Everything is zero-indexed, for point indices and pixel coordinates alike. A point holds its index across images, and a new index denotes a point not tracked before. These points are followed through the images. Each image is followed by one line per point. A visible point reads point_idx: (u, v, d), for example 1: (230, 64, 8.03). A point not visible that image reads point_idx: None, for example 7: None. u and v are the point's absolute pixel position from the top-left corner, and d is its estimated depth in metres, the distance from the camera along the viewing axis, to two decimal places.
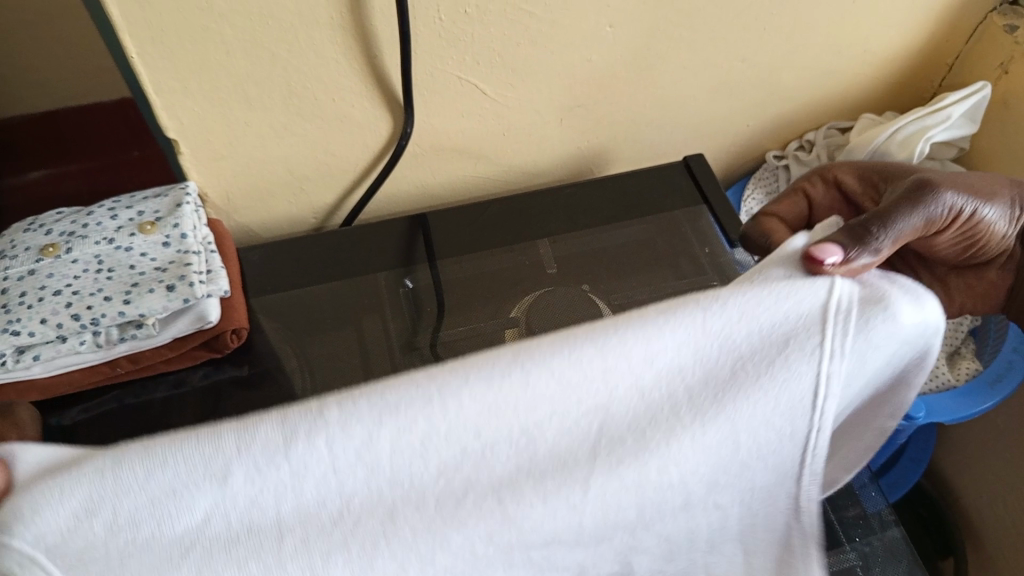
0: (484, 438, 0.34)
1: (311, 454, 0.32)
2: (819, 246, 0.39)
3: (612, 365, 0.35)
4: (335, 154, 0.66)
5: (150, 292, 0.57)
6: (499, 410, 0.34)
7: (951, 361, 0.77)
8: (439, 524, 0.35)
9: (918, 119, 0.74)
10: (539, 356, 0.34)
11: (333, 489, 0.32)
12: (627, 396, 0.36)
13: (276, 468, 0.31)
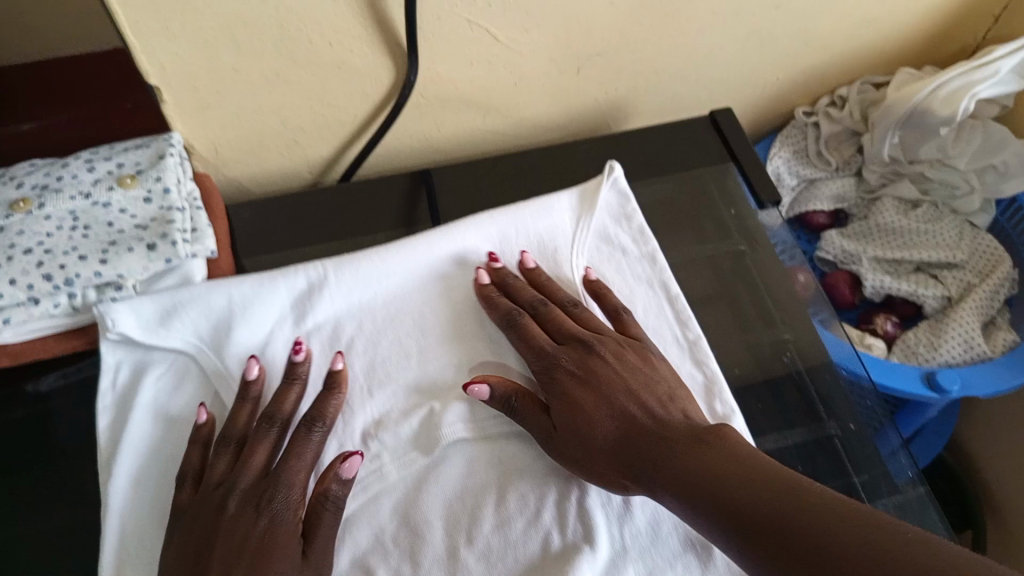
0: (404, 261, 0.57)
1: (324, 286, 0.55)
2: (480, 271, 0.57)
3: (467, 229, 0.59)
4: (331, 103, 0.61)
5: (129, 251, 0.52)
6: (411, 250, 0.57)
7: (986, 332, 0.73)
8: (390, 333, 0.55)
9: (964, 74, 0.68)
10: (443, 231, 0.59)
11: (334, 279, 0.56)
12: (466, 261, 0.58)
13: (300, 279, 0.56)
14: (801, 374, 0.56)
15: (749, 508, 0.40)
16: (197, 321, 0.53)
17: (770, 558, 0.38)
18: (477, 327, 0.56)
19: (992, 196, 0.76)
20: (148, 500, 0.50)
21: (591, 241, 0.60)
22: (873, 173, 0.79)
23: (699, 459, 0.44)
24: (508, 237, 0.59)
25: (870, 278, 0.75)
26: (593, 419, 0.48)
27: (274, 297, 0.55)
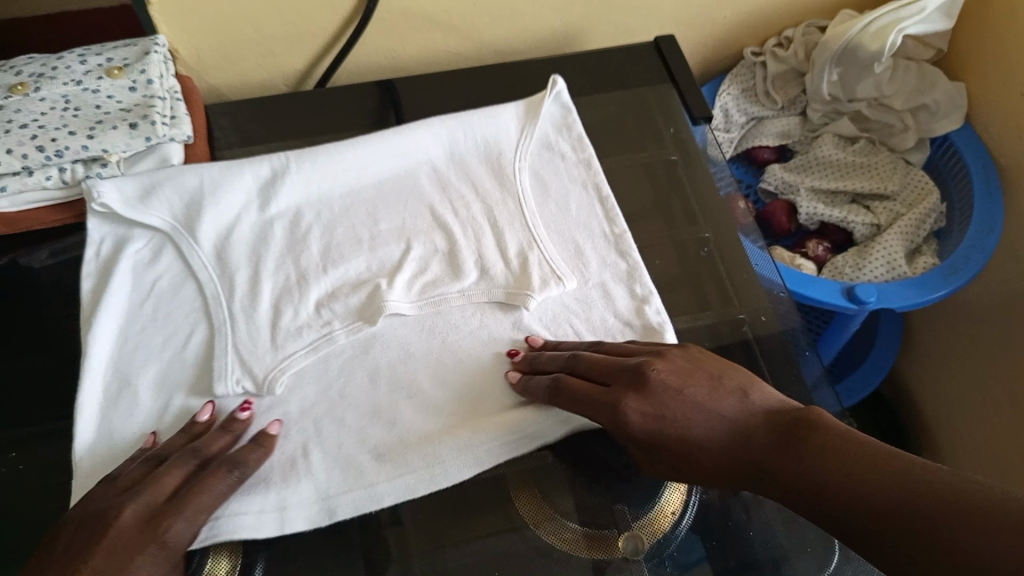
0: (361, 156, 0.62)
1: (285, 175, 0.61)
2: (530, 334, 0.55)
3: (419, 131, 0.64)
4: (303, 14, 0.66)
5: (113, 129, 0.58)
6: (367, 146, 0.62)
7: (911, 259, 0.78)
8: (345, 219, 0.61)
9: (893, 11, 0.73)
10: (398, 130, 0.64)
11: (297, 170, 0.61)
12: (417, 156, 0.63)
13: (265, 167, 0.61)
14: (717, 269, 0.62)
15: (862, 500, 0.37)
16: (173, 197, 0.59)
17: (883, 546, 0.36)
18: (423, 217, 0.62)
19: (925, 134, 0.81)
20: (117, 354, 0.54)
21: (535, 149, 0.65)
22: (817, 112, 0.84)
23: (809, 455, 0.40)
24: (457, 138, 0.64)
25: (805, 206, 0.80)
26: (695, 435, 0.43)
27: (242, 179, 0.60)
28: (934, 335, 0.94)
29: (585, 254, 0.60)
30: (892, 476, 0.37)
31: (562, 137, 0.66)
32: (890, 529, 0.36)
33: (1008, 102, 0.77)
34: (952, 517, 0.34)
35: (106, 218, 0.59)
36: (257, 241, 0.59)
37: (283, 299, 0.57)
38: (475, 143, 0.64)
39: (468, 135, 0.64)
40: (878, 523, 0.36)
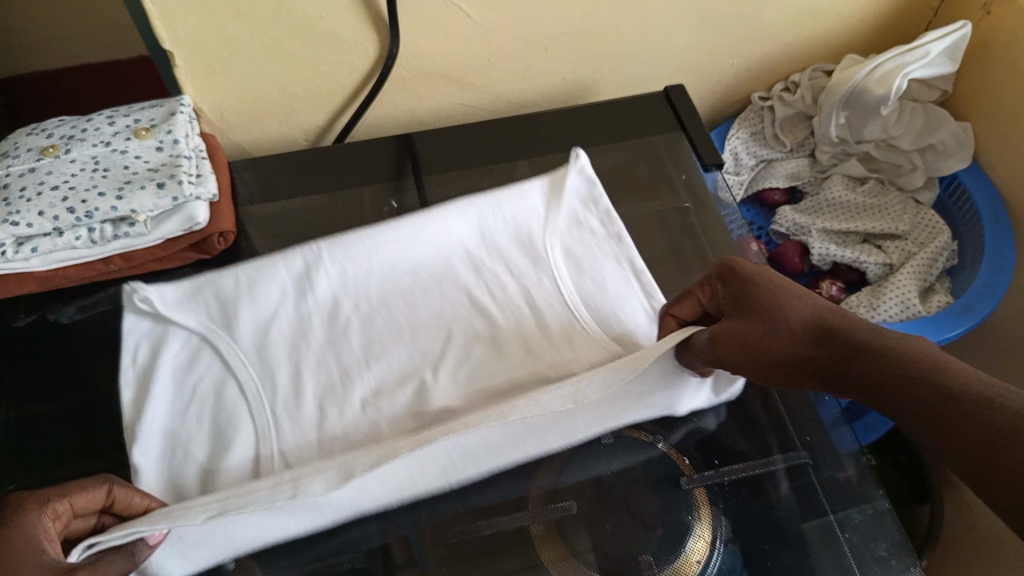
0: (396, 247, 0.63)
1: (319, 267, 0.62)
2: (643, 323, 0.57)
3: (451, 218, 0.65)
4: (324, 72, 0.69)
5: (142, 189, 0.59)
6: (402, 236, 0.64)
7: (925, 297, 0.79)
8: (384, 310, 0.62)
9: (896, 56, 0.75)
10: (431, 218, 0.64)
11: (334, 263, 0.62)
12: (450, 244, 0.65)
13: (300, 261, 0.62)
14: None
15: (904, 384, 0.42)
16: (214, 295, 0.61)
17: (921, 423, 0.41)
18: (462, 305, 0.62)
19: (934, 173, 0.83)
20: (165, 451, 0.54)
21: (564, 227, 0.66)
22: (826, 153, 0.86)
23: (884, 347, 0.44)
24: (487, 225, 0.65)
25: (817, 247, 0.81)
26: (790, 301, 0.48)
27: (276, 275, 0.62)
28: None
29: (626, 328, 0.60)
30: (965, 405, 0.40)
31: (589, 212, 0.66)
32: (957, 433, 0.39)
33: (1016, 142, 0.78)
34: (983, 440, 0.38)
35: (147, 317, 0.60)
36: (298, 338, 0.60)
37: (326, 395, 0.57)
38: (505, 229, 0.65)
39: (498, 221, 0.65)
40: (918, 417, 0.41)
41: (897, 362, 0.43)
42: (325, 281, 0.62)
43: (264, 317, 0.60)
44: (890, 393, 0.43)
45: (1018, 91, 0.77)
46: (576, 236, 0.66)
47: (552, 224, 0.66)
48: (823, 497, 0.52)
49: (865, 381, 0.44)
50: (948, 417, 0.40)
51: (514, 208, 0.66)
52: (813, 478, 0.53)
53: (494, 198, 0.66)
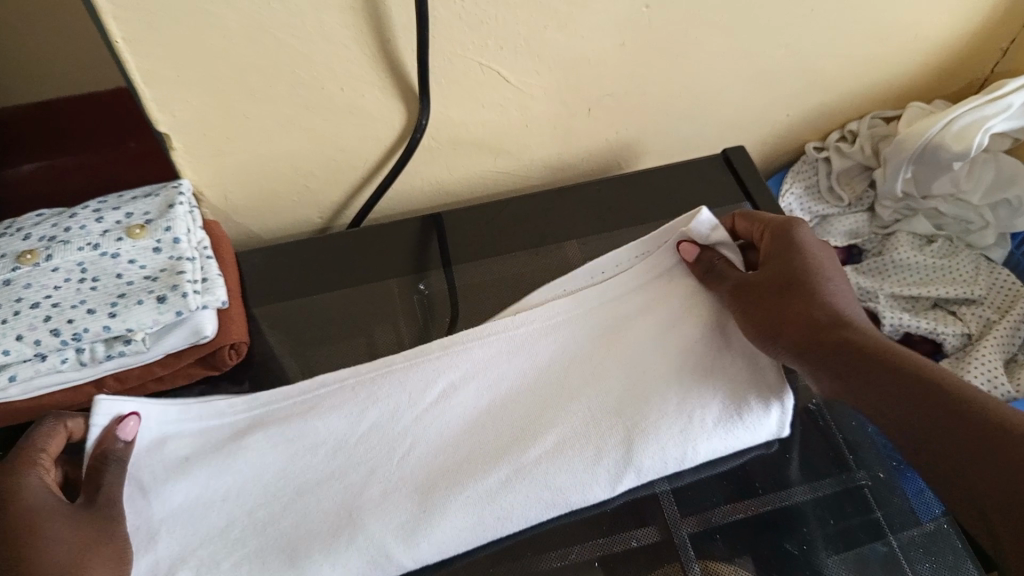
0: (490, 355, 0.55)
1: (394, 372, 0.54)
2: (684, 244, 0.59)
3: (550, 314, 0.57)
4: (344, 149, 0.60)
5: (139, 304, 0.51)
6: (495, 342, 0.56)
7: (1010, 370, 0.71)
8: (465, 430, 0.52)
9: (973, 109, 0.68)
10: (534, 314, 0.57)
11: (427, 365, 0.54)
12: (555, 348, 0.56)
13: (371, 373, 0.54)
14: (826, 423, 0.55)
15: (907, 404, 0.47)
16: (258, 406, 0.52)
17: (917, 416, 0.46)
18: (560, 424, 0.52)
19: (1007, 230, 0.76)
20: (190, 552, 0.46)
21: (665, 313, 0.57)
22: (887, 209, 0.79)
23: (887, 352, 0.49)
24: (590, 312, 0.58)
25: (888, 315, 0.73)
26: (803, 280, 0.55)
27: (352, 390, 0.53)
28: None
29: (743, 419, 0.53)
30: (900, 370, 0.48)
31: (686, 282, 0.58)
32: (926, 411, 0.46)
33: None
34: (982, 447, 0.43)
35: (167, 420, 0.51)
36: (356, 446, 0.50)
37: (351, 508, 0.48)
38: (601, 310, 0.58)
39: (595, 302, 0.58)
40: (912, 411, 0.46)
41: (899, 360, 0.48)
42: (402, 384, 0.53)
43: (320, 430, 0.51)
44: (920, 405, 0.46)
45: None
46: (677, 308, 0.58)
47: (643, 292, 0.59)
48: None
49: (883, 393, 0.48)
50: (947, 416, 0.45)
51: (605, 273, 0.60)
52: None
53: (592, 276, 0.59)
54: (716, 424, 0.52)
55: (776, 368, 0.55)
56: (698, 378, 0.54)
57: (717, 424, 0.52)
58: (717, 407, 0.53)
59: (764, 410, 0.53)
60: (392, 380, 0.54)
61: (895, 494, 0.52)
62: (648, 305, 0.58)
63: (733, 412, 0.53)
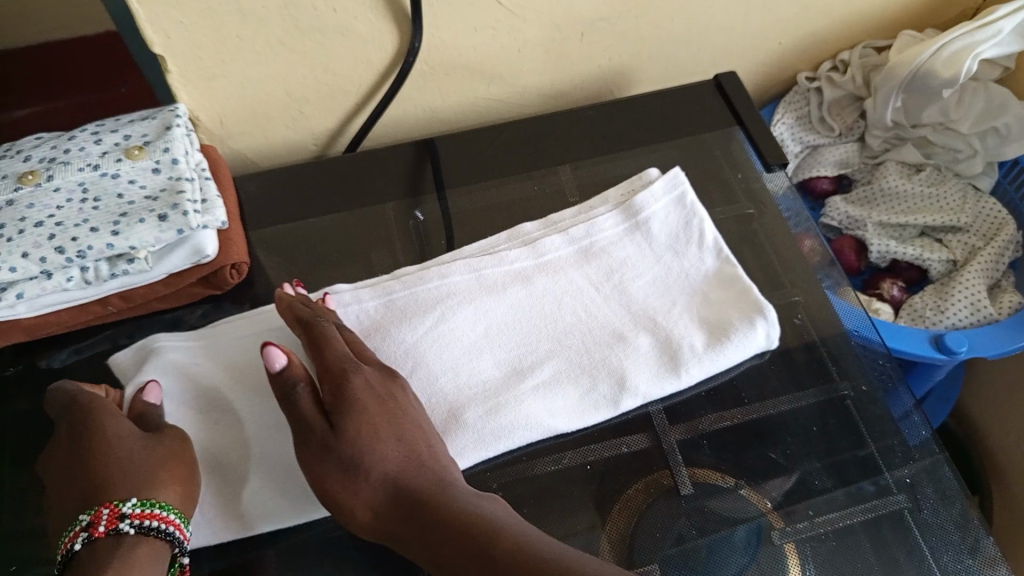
0: (489, 282, 0.56)
1: (393, 298, 0.55)
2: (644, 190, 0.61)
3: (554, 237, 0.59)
4: (337, 73, 0.61)
5: (140, 222, 0.51)
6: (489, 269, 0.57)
7: (993, 295, 0.73)
8: (456, 351, 0.53)
9: (966, 34, 0.69)
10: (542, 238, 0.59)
11: (427, 293, 0.55)
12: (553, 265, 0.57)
13: (371, 302, 0.55)
14: (811, 336, 0.57)
15: (536, 533, 0.40)
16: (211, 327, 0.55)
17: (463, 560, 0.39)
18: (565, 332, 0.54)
19: (995, 158, 0.77)
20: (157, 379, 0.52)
21: (660, 240, 0.59)
22: (877, 138, 0.80)
23: (458, 513, 0.41)
24: (583, 232, 0.59)
25: (875, 243, 0.75)
26: (376, 455, 0.43)
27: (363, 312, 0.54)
28: (1002, 368, 0.90)
29: (726, 334, 0.54)
30: (517, 550, 0.38)
31: (678, 210, 0.60)
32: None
33: None
34: None
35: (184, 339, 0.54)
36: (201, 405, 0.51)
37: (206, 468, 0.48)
38: (594, 234, 0.59)
39: (585, 228, 0.59)
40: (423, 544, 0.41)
41: (486, 516, 0.41)
42: (400, 315, 0.54)
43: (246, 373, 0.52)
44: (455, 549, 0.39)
45: None
46: (652, 237, 0.59)
47: (619, 222, 0.59)
48: (918, 537, 0.49)
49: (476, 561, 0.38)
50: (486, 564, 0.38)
51: (577, 214, 0.61)
52: (911, 523, 0.50)
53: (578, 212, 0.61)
54: (703, 345, 0.54)
55: (751, 293, 0.56)
56: (671, 304, 0.56)
57: (704, 344, 0.54)
58: (702, 330, 0.54)
59: (750, 324, 0.54)
60: (389, 311, 0.54)
61: (874, 404, 0.54)
62: (625, 234, 0.59)
63: (709, 337, 0.54)
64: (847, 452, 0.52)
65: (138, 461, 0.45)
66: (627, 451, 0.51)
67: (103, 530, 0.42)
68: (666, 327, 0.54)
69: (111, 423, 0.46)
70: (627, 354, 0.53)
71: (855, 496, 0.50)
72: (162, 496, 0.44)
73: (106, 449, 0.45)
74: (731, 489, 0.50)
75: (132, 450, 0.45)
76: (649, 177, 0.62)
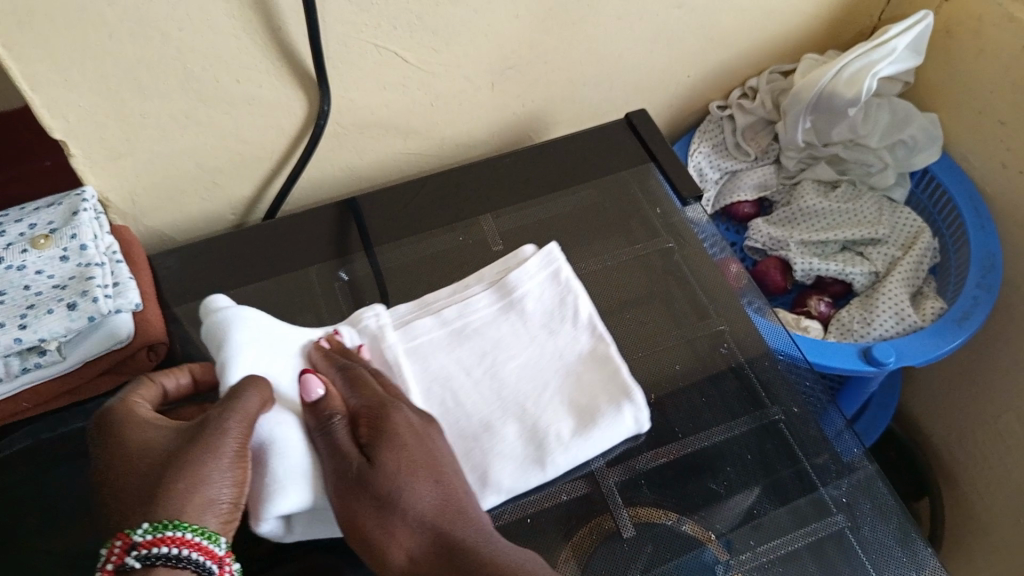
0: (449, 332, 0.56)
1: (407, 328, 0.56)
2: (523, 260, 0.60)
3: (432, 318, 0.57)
4: (247, 141, 0.61)
5: (49, 313, 0.50)
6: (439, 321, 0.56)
7: (916, 303, 0.75)
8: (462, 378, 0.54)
9: (864, 54, 0.72)
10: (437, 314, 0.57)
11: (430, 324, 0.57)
12: (454, 335, 0.56)
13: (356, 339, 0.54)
14: (740, 364, 0.58)
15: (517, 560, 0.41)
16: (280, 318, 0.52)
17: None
18: (475, 407, 0.52)
19: (906, 170, 0.79)
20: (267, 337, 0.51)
21: (535, 319, 0.57)
22: (792, 159, 0.82)
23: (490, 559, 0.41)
24: (467, 309, 0.57)
25: (799, 262, 0.77)
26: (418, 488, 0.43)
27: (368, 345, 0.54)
28: (938, 370, 0.92)
29: (595, 414, 0.51)
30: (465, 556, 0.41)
31: (553, 287, 0.58)
32: None
33: (992, 131, 0.75)
34: None
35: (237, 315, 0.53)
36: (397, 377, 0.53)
37: None
38: (475, 310, 0.57)
39: (461, 309, 0.57)
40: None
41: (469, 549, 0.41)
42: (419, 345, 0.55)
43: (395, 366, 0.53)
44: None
45: (990, 80, 0.73)
46: (527, 311, 0.57)
47: (495, 297, 0.58)
48: (862, 555, 0.49)
49: None
50: None
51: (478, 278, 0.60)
52: (855, 542, 0.50)
53: (462, 286, 0.60)
54: (570, 431, 0.51)
55: (615, 369, 0.54)
56: (546, 385, 0.53)
57: (572, 430, 0.51)
58: (571, 415, 0.52)
59: (616, 408, 0.51)
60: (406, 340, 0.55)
61: (807, 423, 0.55)
62: (501, 312, 0.57)
63: (578, 420, 0.51)
64: (785, 475, 0.52)
65: (150, 480, 0.41)
66: (564, 500, 0.50)
67: (114, 566, 0.38)
68: (540, 412, 0.52)
69: (134, 438, 0.43)
70: (496, 444, 0.50)
71: (796, 520, 0.50)
72: (172, 514, 0.39)
73: (129, 465, 0.42)
74: (674, 528, 0.49)
75: (161, 474, 0.41)
76: (525, 254, 0.61)
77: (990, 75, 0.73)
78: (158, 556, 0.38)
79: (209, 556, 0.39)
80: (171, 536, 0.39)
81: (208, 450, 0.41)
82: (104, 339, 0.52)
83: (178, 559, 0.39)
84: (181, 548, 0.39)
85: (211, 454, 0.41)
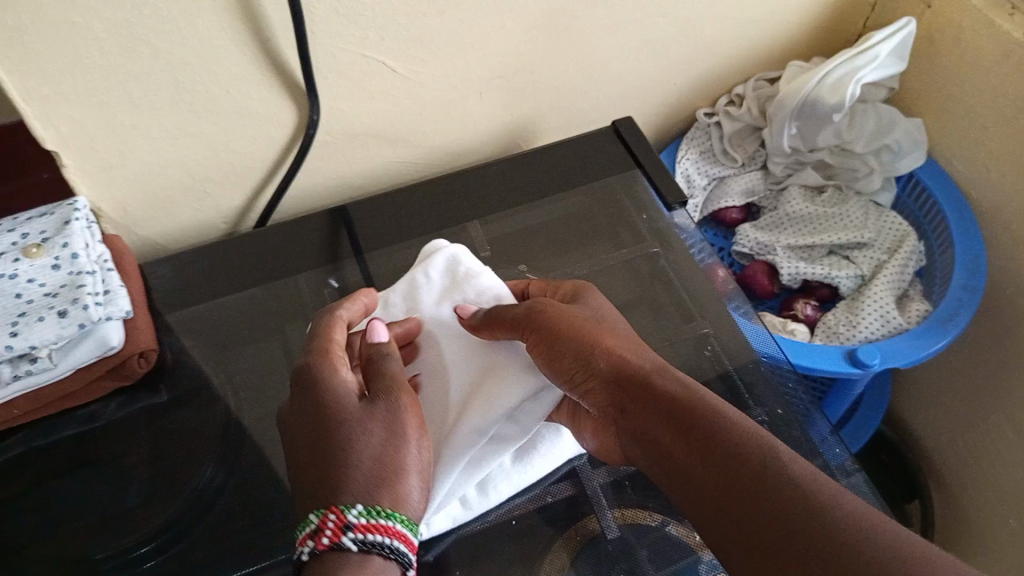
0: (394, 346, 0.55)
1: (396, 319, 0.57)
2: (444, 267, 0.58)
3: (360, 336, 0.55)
4: (238, 151, 0.62)
5: (40, 322, 0.51)
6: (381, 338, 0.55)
7: (902, 305, 0.76)
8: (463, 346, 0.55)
9: (846, 62, 0.73)
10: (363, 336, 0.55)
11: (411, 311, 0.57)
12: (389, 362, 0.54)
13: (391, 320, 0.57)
14: (724, 367, 0.58)
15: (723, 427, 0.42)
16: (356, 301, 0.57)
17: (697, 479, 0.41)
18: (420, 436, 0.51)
19: (892, 173, 0.79)
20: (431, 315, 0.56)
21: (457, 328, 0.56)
22: (778, 164, 0.83)
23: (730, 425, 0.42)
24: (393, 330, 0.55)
25: (785, 266, 0.78)
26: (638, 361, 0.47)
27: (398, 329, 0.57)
28: (929, 373, 0.92)
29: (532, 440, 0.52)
30: (702, 420, 0.42)
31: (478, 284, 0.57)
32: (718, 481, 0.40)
33: (975, 134, 0.76)
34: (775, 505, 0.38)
35: None
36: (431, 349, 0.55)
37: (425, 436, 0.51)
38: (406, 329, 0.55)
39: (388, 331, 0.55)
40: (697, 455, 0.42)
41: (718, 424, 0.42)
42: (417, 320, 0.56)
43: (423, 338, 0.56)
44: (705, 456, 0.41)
45: (971, 85, 0.74)
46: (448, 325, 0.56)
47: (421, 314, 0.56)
48: None
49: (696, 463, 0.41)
50: (733, 472, 0.40)
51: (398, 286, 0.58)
52: None
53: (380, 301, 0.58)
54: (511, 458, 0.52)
55: None
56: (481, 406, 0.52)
57: (512, 457, 0.52)
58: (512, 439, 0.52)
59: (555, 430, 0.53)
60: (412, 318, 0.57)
61: (792, 424, 0.55)
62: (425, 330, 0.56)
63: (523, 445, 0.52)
64: None
65: (369, 466, 0.43)
66: (549, 499, 0.51)
67: (329, 543, 0.40)
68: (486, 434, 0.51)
69: (332, 396, 0.45)
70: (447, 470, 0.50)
71: None
72: (383, 503, 0.42)
73: (352, 442, 0.44)
74: (661, 529, 0.49)
75: (355, 440, 0.44)
76: (432, 248, 0.60)
77: (972, 80, 0.74)
78: (360, 541, 0.41)
79: (409, 548, 0.42)
80: (381, 523, 0.41)
81: (397, 423, 0.46)
82: (94, 347, 0.53)
83: (378, 546, 0.41)
84: (385, 537, 0.41)
85: (397, 434, 0.45)
